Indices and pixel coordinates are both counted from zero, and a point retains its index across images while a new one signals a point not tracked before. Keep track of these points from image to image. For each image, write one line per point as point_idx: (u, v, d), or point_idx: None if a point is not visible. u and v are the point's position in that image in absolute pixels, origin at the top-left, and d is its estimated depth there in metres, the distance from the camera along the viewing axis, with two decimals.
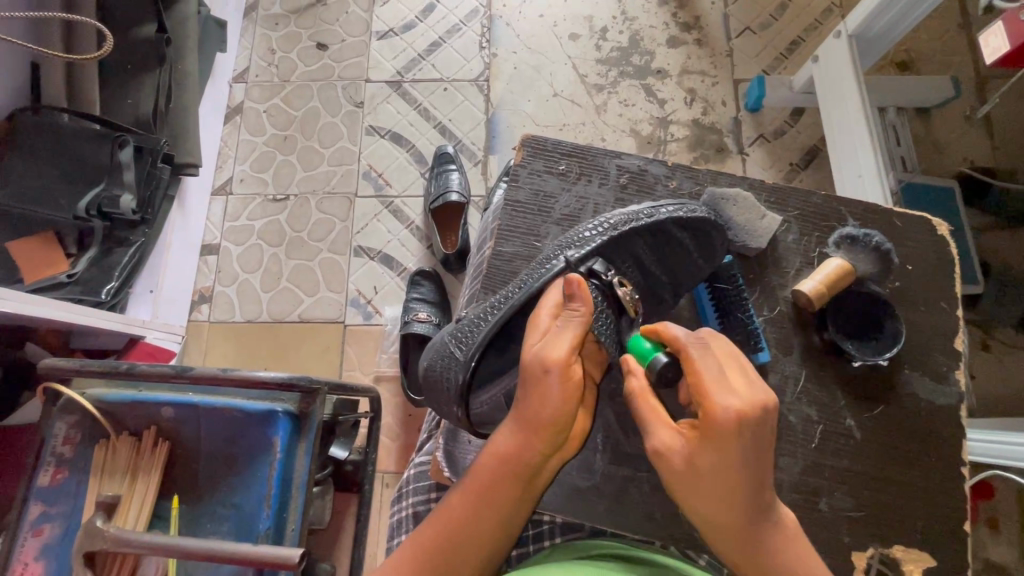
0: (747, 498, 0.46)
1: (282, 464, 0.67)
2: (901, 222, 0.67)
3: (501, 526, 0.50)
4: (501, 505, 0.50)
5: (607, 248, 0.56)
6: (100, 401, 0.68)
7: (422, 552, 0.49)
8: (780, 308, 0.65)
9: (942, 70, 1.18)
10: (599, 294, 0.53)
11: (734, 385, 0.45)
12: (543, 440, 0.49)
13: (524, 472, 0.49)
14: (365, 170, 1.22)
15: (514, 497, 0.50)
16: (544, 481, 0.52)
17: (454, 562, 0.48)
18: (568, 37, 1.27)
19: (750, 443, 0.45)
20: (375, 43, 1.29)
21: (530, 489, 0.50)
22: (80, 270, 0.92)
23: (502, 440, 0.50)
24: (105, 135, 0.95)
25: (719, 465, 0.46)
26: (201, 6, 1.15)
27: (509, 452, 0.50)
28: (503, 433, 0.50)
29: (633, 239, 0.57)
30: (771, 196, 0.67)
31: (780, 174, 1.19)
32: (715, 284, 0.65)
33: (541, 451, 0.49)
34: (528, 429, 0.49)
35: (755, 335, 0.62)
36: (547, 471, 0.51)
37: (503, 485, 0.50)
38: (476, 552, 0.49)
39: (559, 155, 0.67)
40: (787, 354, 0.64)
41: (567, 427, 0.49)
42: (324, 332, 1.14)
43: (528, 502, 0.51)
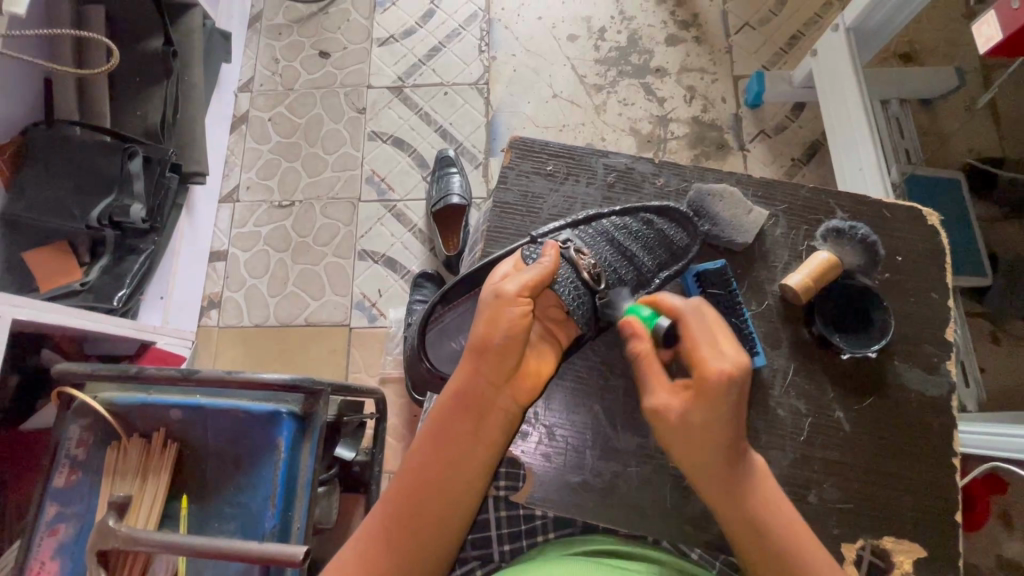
0: (724, 454, 0.48)
1: (286, 464, 0.69)
2: (891, 214, 0.67)
3: (465, 463, 0.50)
4: (462, 441, 0.50)
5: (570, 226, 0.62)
6: (112, 404, 0.70)
7: (396, 502, 0.49)
8: (767, 301, 0.65)
9: (945, 60, 1.17)
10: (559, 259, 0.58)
11: (725, 348, 0.48)
12: (492, 369, 0.49)
13: (476, 404, 0.50)
14: (368, 175, 1.24)
15: (470, 430, 0.50)
16: (503, 416, 0.51)
17: (425, 504, 0.49)
18: (566, 38, 1.28)
19: (733, 402, 0.47)
20: (376, 50, 1.31)
21: (487, 421, 0.50)
22: (92, 278, 0.95)
23: (454, 379, 0.51)
24: (116, 146, 0.97)
25: (705, 423, 0.48)
26: (207, 19, 1.18)
27: (461, 387, 0.50)
28: (455, 372, 0.51)
29: (597, 222, 0.63)
30: (759, 191, 0.67)
31: (781, 169, 1.19)
32: (705, 284, 0.63)
33: (490, 379, 0.50)
34: (475, 361, 0.50)
35: (745, 331, 0.62)
36: (504, 404, 0.51)
37: (459, 420, 0.50)
38: (443, 494, 0.49)
39: (547, 156, 0.68)
40: (776, 348, 0.64)
41: (516, 357, 0.50)
42: (330, 335, 1.16)
43: (488, 437, 0.50)
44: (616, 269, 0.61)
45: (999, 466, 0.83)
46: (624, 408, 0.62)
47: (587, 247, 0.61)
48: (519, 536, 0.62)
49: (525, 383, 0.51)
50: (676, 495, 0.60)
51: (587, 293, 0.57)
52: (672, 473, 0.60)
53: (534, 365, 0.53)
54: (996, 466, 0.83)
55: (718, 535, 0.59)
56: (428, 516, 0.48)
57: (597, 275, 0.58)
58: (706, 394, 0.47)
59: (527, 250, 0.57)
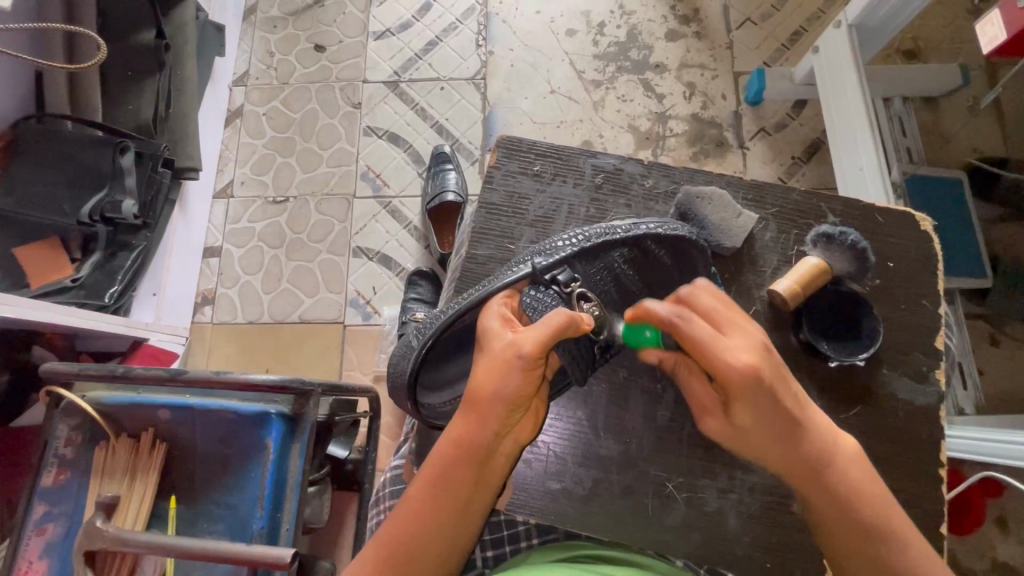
0: (794, 446, 0.48)
1: (275, 464, 0.68)
2: (883, 218, 0.66)
3: (460, 510, 0.49)
4: (460, 491, 0.49)
5: (579, 260, 0.55)
6: (101, 404, 0.70)
7: (383, 547, 0.48)
8: (755, 306, 0.64)
9: (949, 58, 1.15)
10: (558, 302, 0.54)
11: (729, 340, 0.45)
12: (497, 422, 0.48)
13: (479, 455, 0.49)
14: (363, 171, 1.23)
15: (471, 479, 0.49)
16: (501, 463, 0.51)
17: (417, 553, 0.48)
18: (564, 33, 1.26)
19: (768, 387, 0.45)
20: (372, 44, 1.30)
21: (487, 470, 0.50)
22: (84, 274, 0.94)
23: (456, 426, 0.49)
24: (107, 142, 0.96)
25: (756, 418, 0.47)
26: (199, 11, 1.17)
27: (461, 438, 0.49)
28: (456, 419, 0.49)
29: (608, 254, 0.57)
30: (749, 194, 0.66)
31: (781, 167, 1.17)
32: None
33: (495, 431, 0.48)
34: (480, 412, 0.48)
35: None
36: (503, 452, 0.50)
37: (458, 471, 0.49)
38: (442, 538, 0.49)
39: (534, 156, 0.67)
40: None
41: (524, 408, 0.49)
42: (323, 333, 1.15)
43: (486, 485, 0.50)
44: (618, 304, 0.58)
45: (993, 472, 0.82)
46: (608, 414, 0.61)
47: (591, 287, 0.56)
48: (502, 542, 0.62)
49: (525, 428, 0.51)
50: (657, 503, 0.59)
51: (586, 345, 0.53)
52: (654, 480, 0.60)
53: (536, 404, 0.52)
54: (990, 472, 0.82)
55: (700, 542, 0.59)
56: (418, 563, 0.48)
57: (598, 323, 0.54)
58: (746, 392, 0.45)
59: (528, 298, 0.53)
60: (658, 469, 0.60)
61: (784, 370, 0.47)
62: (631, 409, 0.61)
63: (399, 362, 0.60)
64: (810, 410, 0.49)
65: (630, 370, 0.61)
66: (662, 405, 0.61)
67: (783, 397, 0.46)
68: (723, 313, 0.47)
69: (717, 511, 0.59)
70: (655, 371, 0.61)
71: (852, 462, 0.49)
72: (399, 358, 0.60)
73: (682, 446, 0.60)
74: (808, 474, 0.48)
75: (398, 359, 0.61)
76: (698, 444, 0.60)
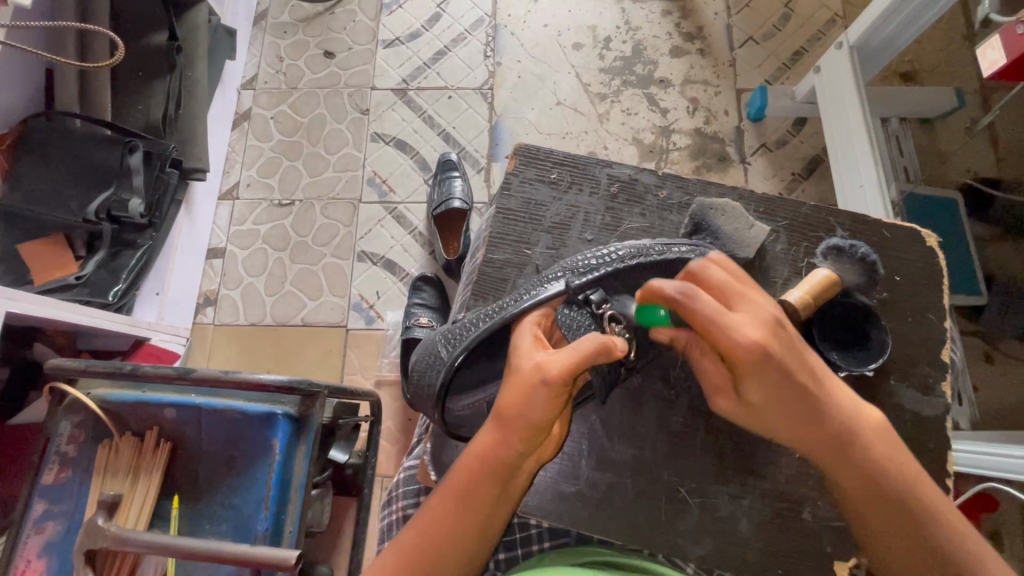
0: (809, 419, 0.50)
1: (281, 465, 0.68)
2: (889, 233, 0.67)
3: (479, 525, 0.50)
4: (480, 504, 0.49)
5: (610, 280, 0.56)
6: (106, 402, 0.69)
7: (406, 559, 0.49)
8: None
9: (944, 81, 1.18)
10: (591, 322, 0.55)
11: (737, 317, 0.47)
12: (520, 439, 0.49)
13: (501, 472, 0.49)
14: (369, 176, 1.24)
15: (491, 495, 0.50)
16: (521, 480, 0.51)
17: (436, 564, 0.49)
18: (571, 46, 1.29)
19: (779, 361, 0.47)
20: (381, 52, 1.31)
21: (507, 486, 0.50)
22: (88, 271, 0.94)
23: (478, 441, 0.50)
24: (117, 140, 0.97)
25: (767, 391, 0.49)
26: (212, 14, 1.18)
27: (484, 455, 0.49)
28: (478, 435, 0.50)
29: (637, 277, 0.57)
30: (759, 205, 0.68)
31: (782, 183, 1.19)
32: None
33: (518, 450, 0.49)
34: (503, 429, 0.49)
35: None
36: (524, 470, 0.51)
37: (478, 484, 0.49)
38: (460, 550, 0.49)
39: (551, 164, 0.68)
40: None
41: (546, 429, 0.49)
42: (326, 336, 1.15)
43: (505, 500, 0.51)
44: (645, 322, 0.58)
45: (991, 484, 0.83)
46: (620, 419, 0.61)
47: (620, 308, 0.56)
48: (515, 544, 0.62)
49: (546, 447, 0.52)
50: (669, 507, 0.60)
51: (616, 367, 0.55)
52: (665, 485, 0.60)
53: (559, 425, 0.52)
54: (988, 484, 0.83)
55: (711, 547, 0.59)
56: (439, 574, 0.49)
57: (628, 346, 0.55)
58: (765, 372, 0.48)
59: (562, 316, 0.55)
60: (670, 473, 0.61)
61: (796, 342, 0.49)
62: (644, 414, 0.61)
63: (428, 373, 0.60)
64: (823, 378, 0.50)
65: (644, 376, 0.62)
66: (675, 411, 0.61)
67: (791, 373, 0.48)
68: (723, 287, 0.49)
69: (726, 515, 0.60)
70: (668, 377, 0.62)
71: (866, 425, 0.51)
72: (426, 368, 0.60)
73: (694, 452, 0.61)
74: (824, 443, 0.51)
75: (423, 371, 0.61)
76: (709, 450, 0.61)
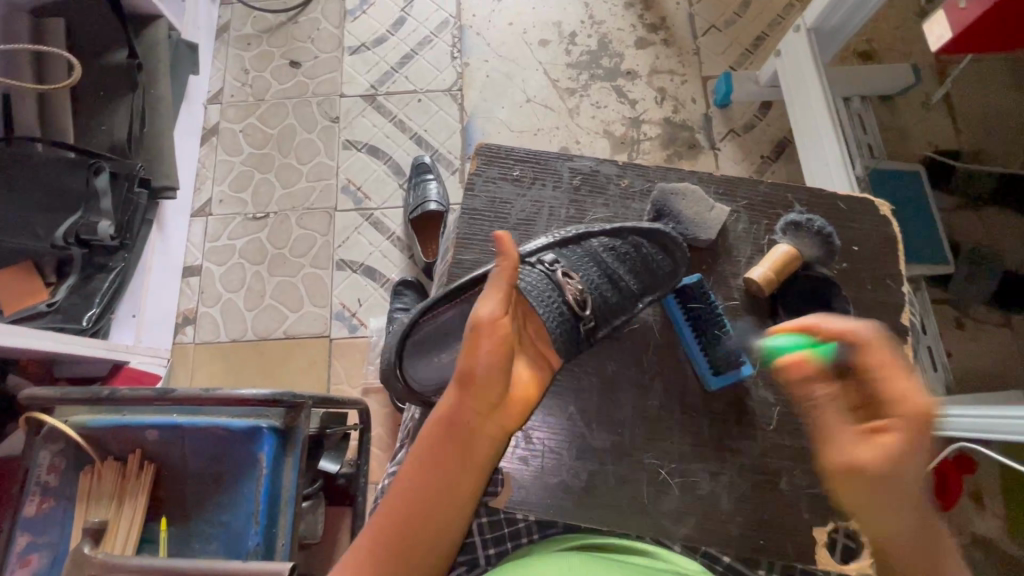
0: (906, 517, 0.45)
1: (269, 479, 0.68)
2: (844, 205, 0.69)
3: (452, 498, 0.50)
4: (449, 476, 0.50)
5: (561, 246, 0.61)
6: (85, 428, 0.68)
7: (380, 538, 0.48)
8: (733, 296, 0.66)
9: (902, 58, 1.22)
10: (546, 277, 0.57)
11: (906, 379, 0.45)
12: (480, 402, 0.50)
13: (463, 434, 0.50)
14: (344, 184, 1.23)
15: (457, 459, 0.50)
16: (489, 447, 0.51)
17: (412, 539, 0.48)
18: (537, 44, 1.29)
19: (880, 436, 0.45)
20: (347, 59, 1.31)
21: (474, 454, 0.50)
22: (59, 298, 0.92)
23: (441, 406, 0.51)
24: (80, 163, 0.94)
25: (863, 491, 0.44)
26: (173, 30, 1.16)
27: (446, 418, 0.50)
28: (442, 401, 0.51)
29: (586, 240, 0.61)
30: (720, 187, 0.69)
31: (752, 166, 1.22)
32: (689, 303, 0.64)
33: (478, 409, 0.50)
34: (463, 392, 0.50)
35: (737, 351, 0.62)
36: (489, 436, 0.51)
37: (446, 453, 0.50)
38: (438, 524, 0.49)
39: (513, 161, 0.69)
40: (745, 338, 0.65)
41: (502, 385, 0.50)
42: (309, 347, 1.14)
43: (474, 471, 0.51)
44: (603, 290, 0.60)
45: (967, 445, 0.85)
46: (599, 407, 0.62)
47: (574, 270, 0.60)
48: (503, 539, 0.59)
49: (512, 409, 0.51)
50: (651, 489, 0.61)
51: (572, 321, 0.57)
52: (648, 468, 0.61)
53: (523, 392, 0.52)
54: (963, 445, 0.86)
55: (695, 525, 0.60)
56: (416, 557, 0.48)
57: (583, 301, 0.57)
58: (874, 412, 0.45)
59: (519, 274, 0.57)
60: (652, 456, 0.62)
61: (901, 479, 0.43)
62: (620, 400, 0.62)
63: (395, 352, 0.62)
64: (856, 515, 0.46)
65: (618, 362, 0.63)
66: (651, 394, 0.63)
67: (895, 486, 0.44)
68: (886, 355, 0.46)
69: (708, 493, 0.61)
70: (640, 361, 0.64)
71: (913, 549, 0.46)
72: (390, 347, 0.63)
73: (671, 434, 0.62)
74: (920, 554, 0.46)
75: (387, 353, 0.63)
76: (686, 431, 0.62)
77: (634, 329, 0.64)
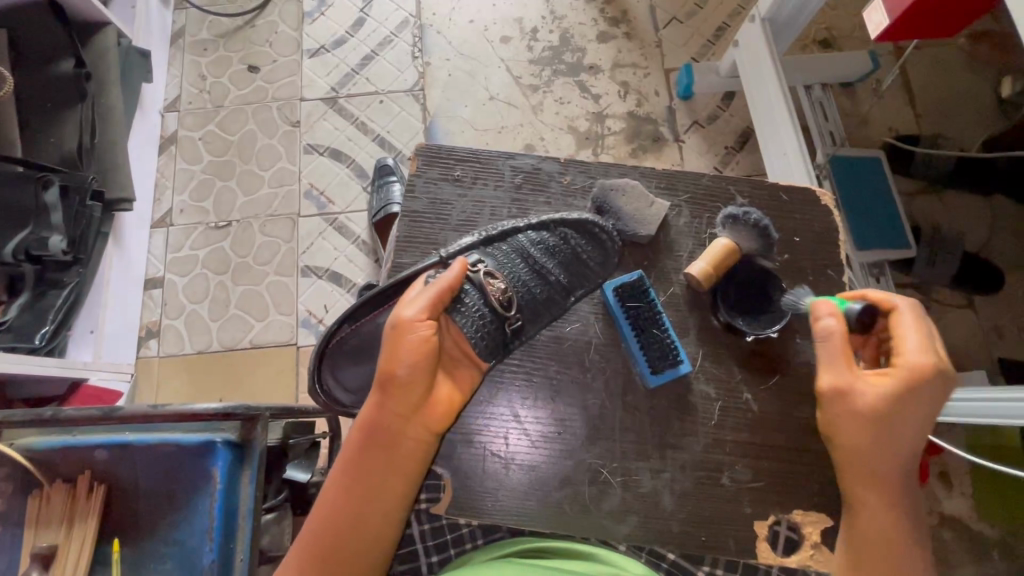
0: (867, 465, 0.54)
1: (223, 494, 0.66)
2: (786, 196, 0.69)
3: (383, 494, 0.53)
4: (377, 474, 0.53)
5: (484, 245, 0.60)
6: (30, 450, 0.67)
7: (318, 531, 0.52)
8: (673, 290, 0.66)
9: (860, 45, 1.22)
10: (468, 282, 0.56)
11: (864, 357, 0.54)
12: (399, 404, 0.52)
13: (384, 438, 0.52)
14: (307, 190, 1.21)
15: (383, 460, 0.53)
16: (413, 447, 0.53)
17: (345, 532, 0.52)
18: (499, 40, 1.28)
19: (927, 396, 0.52)
20: (307, 61, 1.29)
21: (397, 453, 0.53)
22: (11, 316, 0.90)
23: (364, 412, 0.53)
24: (27, 176, 0.91)
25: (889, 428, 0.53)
26: (122, 37, 1.13)
27: (368, 422, 0.53)
28: (366, 405, 0.54)
29: (512, 237, 0.61)
30: (660, 182, 0.69)
31: (716, 158, 1.22)
32: (627, 302, 0.63)
33: (399, 411, 0.52)
34: (384, 394, 0.52)
35: (671, 349, 0.62)
36: (412, 437, 0.53)
37: (371, 454, 0.53)
38: (370, 518, 0.53)
39: (454, 161, 0.68)
40: (684, 336, 0.65)
41: (421, 387, 0.52)
42: (275, 357, 1.12)
43: (401, 470, 0.53)
44: (529, 287, 0.60)
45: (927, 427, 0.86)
46: (541, 408, 0.62)
47: (499, 269, 0.59)
48: (447, 546, 0.63)
49: (435, 412, 0.54)
50: (593, 489, 0.60)
51: (495, 321, 0.57)
52: (588, 468, 0.61)
53: (447, 392, 0.55)
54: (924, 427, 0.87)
55: (635, 524, 0.60)
56: (352, 546, 0.52)
57: (507, 301, 0.57)
58: (910, 375, 0.52)
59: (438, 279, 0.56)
60: (592, 456, 0.61)
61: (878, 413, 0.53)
62: (563, 399, 0.62)
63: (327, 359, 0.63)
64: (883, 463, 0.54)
65: (560, 362, 0.63)
66: (591, 394, 0.62)
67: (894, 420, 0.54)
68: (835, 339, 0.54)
69: (649, 491, 0.61)
70: (582, 361, 0.63)
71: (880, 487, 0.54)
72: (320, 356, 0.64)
73: (613, 433, 0.62)
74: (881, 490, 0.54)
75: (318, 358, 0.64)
76: (627, 429, 0.62)
77: (575, 328, 0.64)
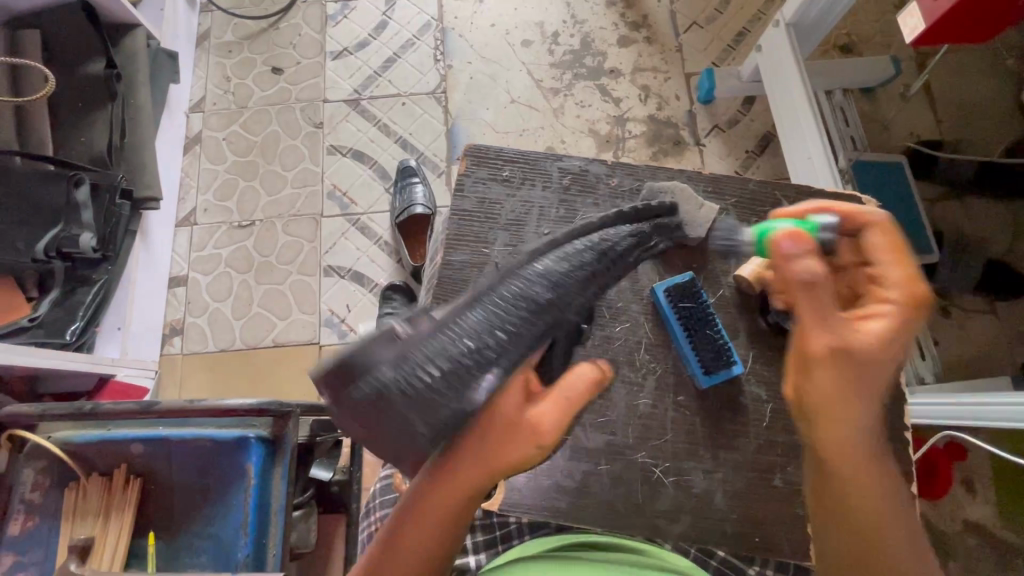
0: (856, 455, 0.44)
1: (258, 489, 0.67)
2: (831, 201, 0.70)
3: (417, 567, 0.47)
4: (435, 528, 0.46)
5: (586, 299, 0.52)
6: (68, 444, 0.67)
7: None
8: (721, 292, 0.66)
9: (882, 50, 1.22)
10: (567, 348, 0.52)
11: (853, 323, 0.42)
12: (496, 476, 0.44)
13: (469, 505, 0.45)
14: (329, 190, 1.22)
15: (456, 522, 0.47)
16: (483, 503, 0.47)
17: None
18: (520, 44, 1.29)
19: (913, 327, 0.43)
20: (330, 63, 1.30)
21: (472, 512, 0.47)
22: (42, 312, 0.91)
23: (451, 479, 0.44)
24: (60, 174, 0.93)
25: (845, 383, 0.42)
26: (151, 39, 1.15)
27: (455, 491, 0.44)
28: (452, 472, 0.44)
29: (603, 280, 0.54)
30: (708, 185, 0.69)
31: (737, 162, 1.22)
32: (680, 303, 0.64)
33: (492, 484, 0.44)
34: (480, 469, 0.43)
35: (726, 350, 0.63)
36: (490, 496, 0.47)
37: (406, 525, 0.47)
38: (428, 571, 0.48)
39: (502, 162, 0.69)
40: (735, 338, 0.65)
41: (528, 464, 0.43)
42: (300, 356, 1.13)
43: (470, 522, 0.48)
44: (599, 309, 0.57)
45: (954, 433, 0.85)
46: (588, 408, 0.62)
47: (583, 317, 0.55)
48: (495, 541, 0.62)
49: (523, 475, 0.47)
50: (644, 488, 0.61)
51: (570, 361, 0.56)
52: (642, 467, 0.61)
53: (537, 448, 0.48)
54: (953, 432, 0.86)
55: (689, 524, 0.60)
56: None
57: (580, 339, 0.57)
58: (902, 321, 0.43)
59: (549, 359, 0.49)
60: (645, 456, 0.62)
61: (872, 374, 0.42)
62: (613, 399, 0.63)
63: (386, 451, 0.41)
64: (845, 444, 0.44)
65: (610, 361, 0.64)
66: (641, 394, 0.63)
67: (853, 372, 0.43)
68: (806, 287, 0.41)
69: (702, 491, 0.61)
70: (633, 360, 0.64)
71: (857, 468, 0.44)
72: (353, 426, 0.39)
73: (664, 433, 0.63)
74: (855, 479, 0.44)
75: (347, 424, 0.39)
76: (679, 429, 0.63)
77: (622, 328, 0.64)
